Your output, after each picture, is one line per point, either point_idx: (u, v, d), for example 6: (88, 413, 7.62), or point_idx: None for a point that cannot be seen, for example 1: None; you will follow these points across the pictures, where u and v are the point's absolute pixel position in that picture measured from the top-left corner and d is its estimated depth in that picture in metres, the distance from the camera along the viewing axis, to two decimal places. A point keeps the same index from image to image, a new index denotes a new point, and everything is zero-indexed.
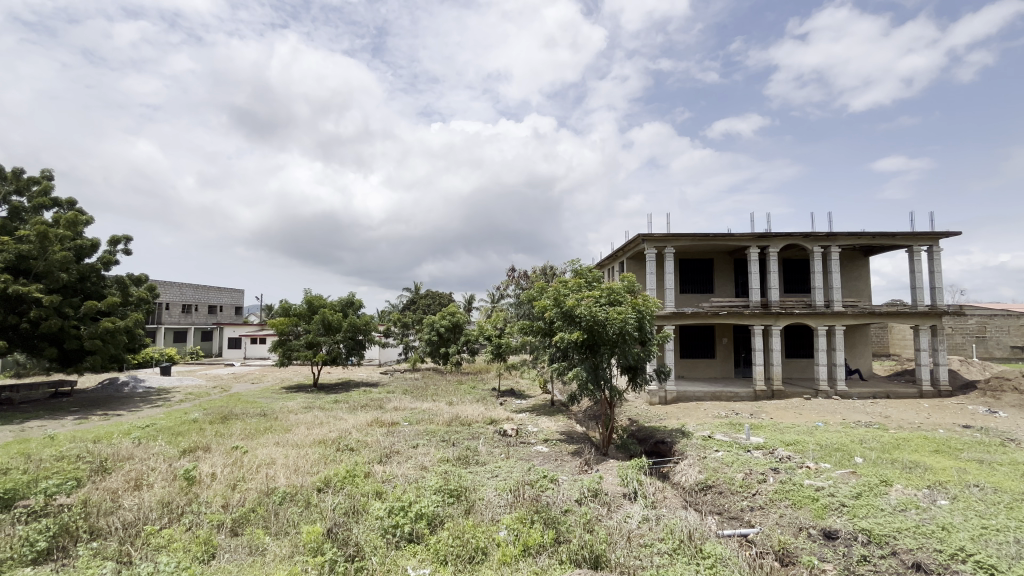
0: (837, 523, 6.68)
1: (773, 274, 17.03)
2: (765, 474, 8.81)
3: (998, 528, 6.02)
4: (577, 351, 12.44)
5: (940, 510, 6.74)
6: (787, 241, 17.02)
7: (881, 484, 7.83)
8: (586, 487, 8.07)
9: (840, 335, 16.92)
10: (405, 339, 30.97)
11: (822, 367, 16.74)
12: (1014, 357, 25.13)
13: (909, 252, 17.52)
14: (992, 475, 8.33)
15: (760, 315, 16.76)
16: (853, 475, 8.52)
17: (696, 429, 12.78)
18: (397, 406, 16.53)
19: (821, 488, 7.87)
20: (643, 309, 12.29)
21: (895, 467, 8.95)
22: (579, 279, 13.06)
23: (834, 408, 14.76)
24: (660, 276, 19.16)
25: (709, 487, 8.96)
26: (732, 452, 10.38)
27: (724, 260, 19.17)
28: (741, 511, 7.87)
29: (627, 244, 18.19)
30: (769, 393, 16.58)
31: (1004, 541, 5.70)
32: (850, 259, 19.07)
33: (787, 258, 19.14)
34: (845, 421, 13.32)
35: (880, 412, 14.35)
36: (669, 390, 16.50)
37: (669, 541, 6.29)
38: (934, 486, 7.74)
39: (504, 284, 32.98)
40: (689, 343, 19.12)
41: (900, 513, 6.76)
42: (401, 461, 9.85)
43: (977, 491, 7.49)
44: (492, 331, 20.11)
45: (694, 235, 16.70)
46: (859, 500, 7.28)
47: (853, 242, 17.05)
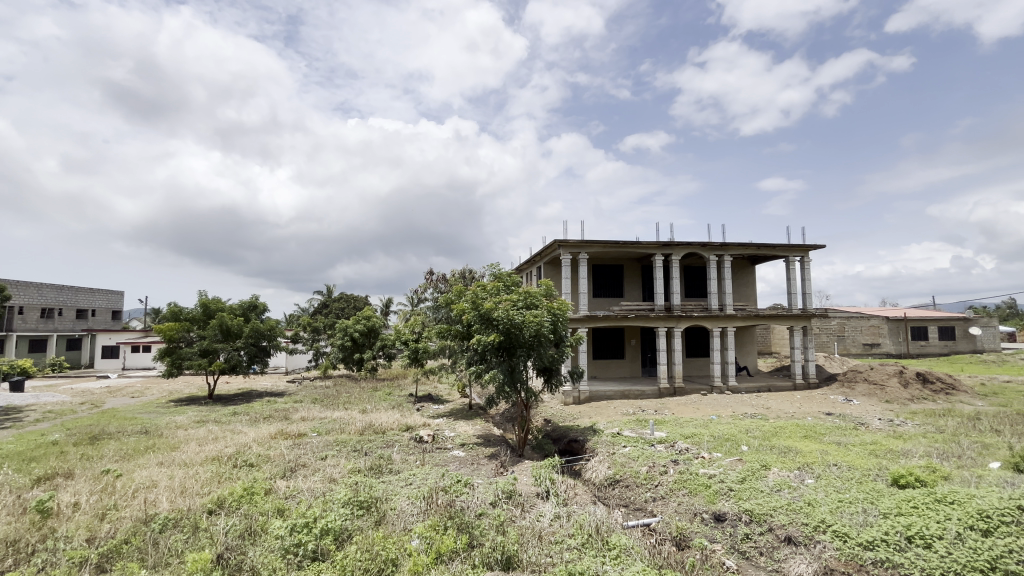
0: (725, 506, 7.38)
1: (675, 280, 18.41)
2: (666, 465, 9.50)
3: (851, 501, 6.96)
4: (494, 354, 12.53)
5: (807, 488, 7.69)
6: (687, 250, 18.50)
7: (761, 468, 8.79)
8: (501, 490, 8.15)
9: (731, 335, 18.71)
10: (316, 345, 29.25)
11: (716, 365, 18.40)
12: (865, 353, 29.49)
13: (787, 262, 19.87)
14: (847, 455, 9.69)
15: (664, 318, 18.05)
16: (739, 462, 9.46)
17: (606, 427, 13.45)
18: (305, 416, 15.53)
19: (713, 476, 8.63)
20: (558, 312, 12.68)
21: (773, 452, 10.09)
22: (497, 283, 13.19)
23: (726, 402, 16.28)
24: (574, 281, 19.95)
25: (617, 481, 9.48)
26: (638, 446, 11.05)
27: (632, 266, 20.43)
28: (645, 502, 8.41)
29: (544, 248, 18.70)
30: (672, 390, 17.89)
31: (854, 511, 6.57)
32: (739, 267, 21.21)
33: (686, 265, 20.88)
34: (735, 413, 14.76)
35: (763, 404, 16.09)
36: (583, 390, 17.20)
37: (578, 537, 6.54)
38: (803, 467, 8.83)
39: (422, 287, 32.42)
40: (601, 344, 20.10)
41: (776, 493, 7.61)
42: (307, 474, 9.24)
43: (836, 469, 8.64)
44: (409, 335, 19.64)
45: (605, 242, 17.61)
46: (744, 483, 8.09)
47: (742, 252, 18.99)
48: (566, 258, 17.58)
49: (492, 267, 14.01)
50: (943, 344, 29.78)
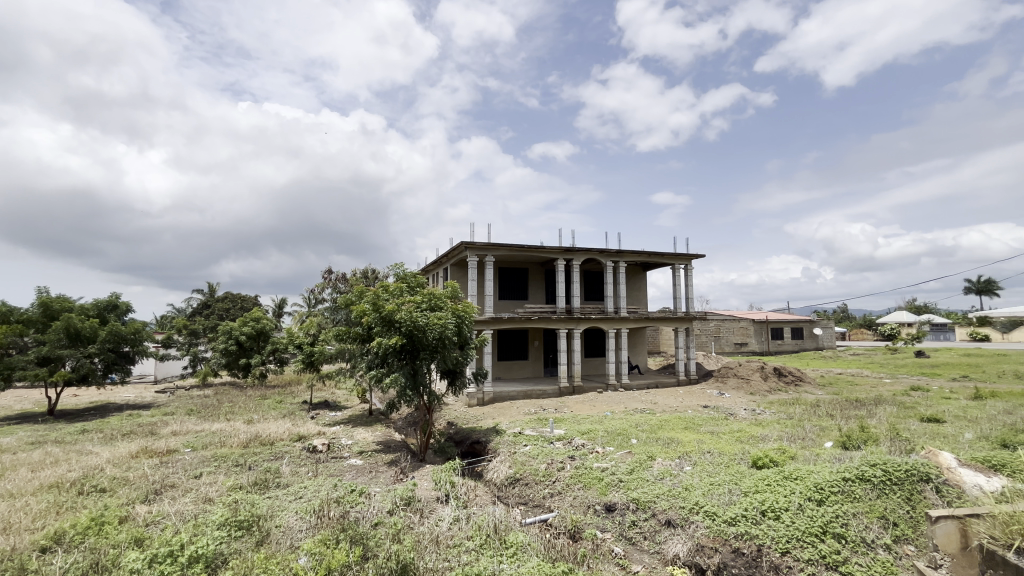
0: (615, 497, 7.89)
1: (575, 284, 19.33)
2: (564, 461, 9.90)
3: (719, 483, 7.80)
4: (396, 357, 12.14)
5: (685, 475, 8.48)
6: (587, 255, 19.53)
7: (647, 459, 9.54)
8: (399, 497, 7.91)
9: (625, 336, 20.09)
10: (193, 350, 26.15)
11: (611, 364, 19.62)
12: (736, 351, 33.36)
13: (673, 269, 21.84)
14: (718, 442, 10.89)
15: (565, 320, 18.86)
16: (629, 455, 10.17)
17: (509, 427, 13.71)
18: (176, 430, 13.76)
19: (605, 468, 9.18)
20: (463, 314, 12.66)
21: (658, 443, 11.01)
22: (400, 283, 12.83)
23: (619, 399, 17.43)
24: (480, 283, 20.05)
25: (517, 480, 9.69)
26: (538, 445, 11.39)
27: (536, 270, 21.07)
28: (543, 499, 8.71)
29: (450, 250, 18.55)
30: (571, 389, 18.73)
31: (722, 492, 7.36)
32: (632, 273, 22.86)
33: (586, 270, 22.04)
34: (626, 409, 15.86)
35: (651, 399, 17.48)
36: (487, 392, 17.34)
37: (476, 538, 6.55)
38: (682, 456, 9.74)
39: (320, 287, 30.49)
40: (506, 346, 20.44)
41: (659, 481, 8.30)
42: (175, 496, 8.19)
43: (709, 456, 9.66)
44: (304, 338, 18.33)
45: (511, 245, 17.96)
46: (632, 474, 8.71)
47: (635, 259, 20.49)
48: (472, 260, 17.62)
49: (396, 268, 13.58)
50: (795, 343, 34.73)
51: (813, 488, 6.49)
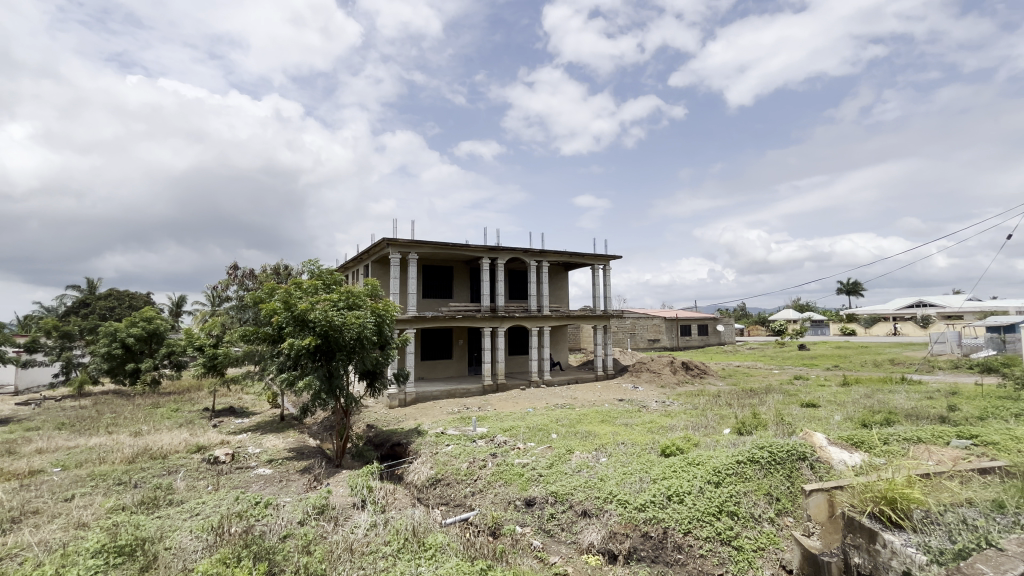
0: (535, 491, 8.07)
1: (500, 283, 19.49)
2: (485, 459, 9.93)
3: (631, 471, 8.24)
4: (310, 359, 11.47)
5: (601, 466, 8.88)
6: (511, 255, 19.76)
7: (566, 452, 9.85)
8: (312, 505, 7.48)
9: (547, 334, 20.60)
10: (67, 355, 22.89)
11: (534, 361, 20.04)
12: (650, 347, 35.51)
13: (592, 270, 22.78)
14: (631, 433, 11.54)
15: (489, 318, 18.94)
16: (548, 449, 10.45)
17: (431, 427, 13.52)
18: (42, 448, 11.93)
19: (526, 464, 9.34)
20: (383, 313, 12.24)
21: (576, 437, 11.43)
22: (315, 281, 12.14)
23: (541, 395, 17.85)
24: (403, 281, 19.54)
25: (438, 481, 9.58)
26: (460, 444, 11.34)
27: (461, 268, 20.96)
28: (464, 498, 8.70)
29: (371, 246, 17.87)
30: (495, 387, 18.85)
31: (633, 480, 7.78)
32: (555, 272, 23.52)
33: (510, 269, 22.30)
34: (547, 404, 16.29)
35: (571, 395, 18.10)
36: (409, 392, 16.95)
37: (394, 543, 6.36)
38: (598, 448, 10.19)
39: (224, 284, 28.02)
40: (429, 345, 20.11)
41: (576, 473, 8.61)
42: (39, 524, 7.09)
43: (623, 446, 10.20)
44: (205, 340, 16.73)
45: (435, 243, 17.68)
46: (551, 468, 8.95)
47: (558, 259, 21.09)
48: (395, 258, 17.11)
49: (311, 264, 12.82)
50: (701, 339, 37.71)
51: (712, 471, 7.05)
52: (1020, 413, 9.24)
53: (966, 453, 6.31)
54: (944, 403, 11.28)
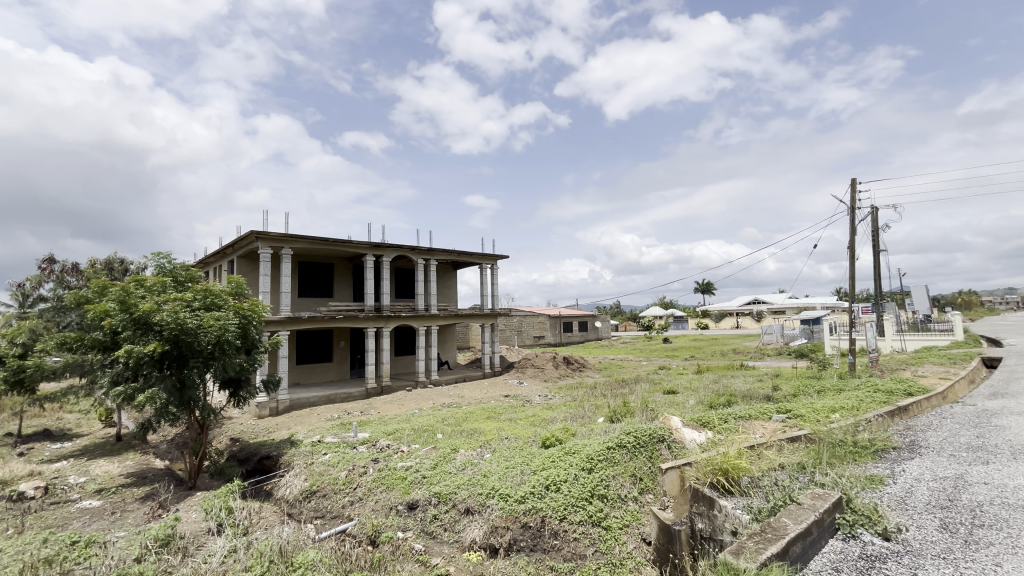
0: (418, 494, 7.91)
1: (385, 281, 18.76)
2: (366, 465, 9.47)
3: (513, 465, 8.44)
4: (154, 367, 9.88)
5: (485, 462, 8.99)
6: (397, 252, 19.12)
7: (450, 452, 9.80)
8: (154, 537, 6.46)
9: (435, 333, 20.31)
10: None
11: (420, 361, 19.63)
12: (535, 343, 36.98)
13: (480, 269, 23.01)
14: (514, 428, 11.90)
15: (373, 318, 18.11)
16: (433, 450, 10.32)
17: (306, 436, 12.53)
18: None
19: (409, 467, 9.09)
20: (249, 314, 11.00)
21: (461, 435, 11.46)
22: (162, 278, 10.51)
23: (428, 396, 17.57)
24: (275, 279, 17.85)
25: (313, 493, 8.92)
26: (339, 451, 10.67)
27: (342, 265, 19.75)
28: (343, 508, 8.24)
29: (236, 240, 16.00)
30: (379, 390, 18.08)
31: (515, 473, 7.97)
32: (443, 271, 23.32)
33: (396, 267, 21.64)
34: (434, 404, 16.09)
35: (458, 393, 18.11)
36: (282, 400, 15.51)
37: (256, 567, 5.74)
38: (482, 445, 10.33)
39: (35, 281, 22.98)
40: (306, 348, 18.63)
41: (460, 471, 8.59)
42: None
43: (507, 441, 10.45)
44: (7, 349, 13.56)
45: (313, 238, 16.41)
46: (435, 469, 8.81)
47: (446, 258, 20.92)
48: (265, 253, 15.51)
49: (158, 257, 11.07)
50: (581, 334, 40.28)
51: (586, 459, 7.48)
52: (821, 390, 11.38)
53: (783, 425, 7.57)
54: (770, 384, 13.43)
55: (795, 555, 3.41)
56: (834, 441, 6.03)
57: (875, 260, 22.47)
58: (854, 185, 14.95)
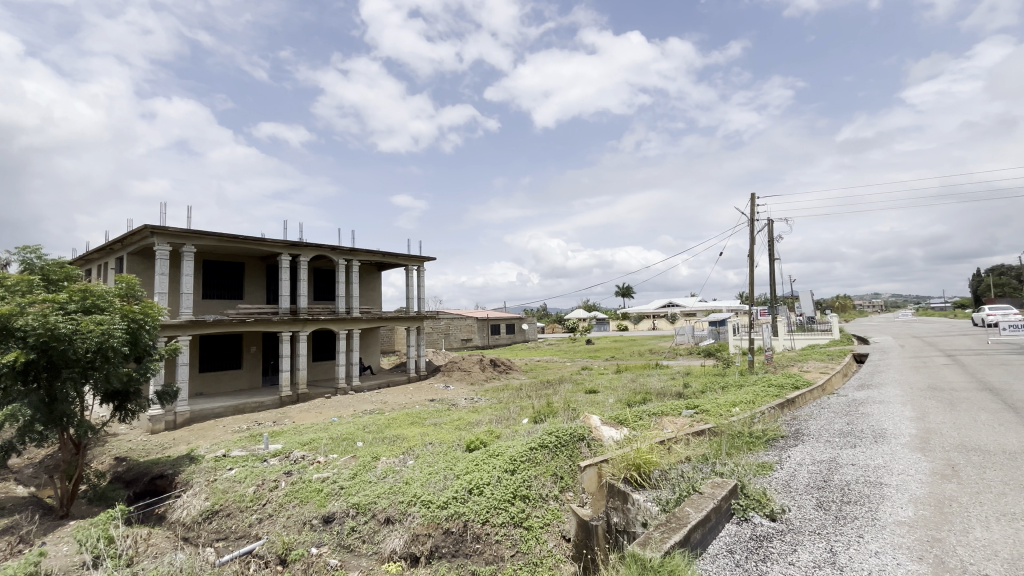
0: (335, 506, 7.50)
1: (302, 282, 17.68)
2: (277, 479, 8.82)
3: (437, 470, 8.26)
4: (16, 380, 8.51)
5: (407, 469, 8.73)
6: (316, 252, 18.11)
7: (371, 460, 9.41)
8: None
9: (357, 337, 19.47)
10: None
11: (341, 366, 18.72)
12: (462, 346, 36.75)
13: (406, 270, 22.45)
14: (439, 432, 11.72)
15: (288, 322, 17.00)
16: (353, 459, 9.86)
17: (209, 450, 11.45)
18: None
19: (326, 478, 8.59)
20: (139, 318, 9.83)
21: (383, 442, 11.07)
22: (28, 276, 9.09)
23: (348, 402, 16.81)
24: (174, 278, 16.17)
25: (215, 513, 8.16)
26: (246, 466, 9.86)
27: (254, 265, 18.34)
28: (249, 528, 7.62)
29: (126, 235, 14.28)
30: (294, 397, 16.99)
31: (438, 478, 7.80)
32: (366, 272, 22.48)
33: (316, 267, 20.50)
34: (355, 411, 15.43)
35: (381, 399, 17.51)
36: (180, 412, 14.07)
37: None
38: (405, 451, 10.05)
39: None
40: (210, 354, 17.06)
41: (381, 480, 8.26)
42: None
43: (430, 447, 10.26)
44: None
45: (219, 235, 15.08)
46: (354, 479, 8.39)
47: (369, 258, 20.16)
48: (161, 250, 14.00)
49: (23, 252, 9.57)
50: (508, 337, 40.69)
51: (509, 460, 7.50)
52: (724, 386, 12.41)
53: (691, 420, 8.12)
54: (681, 381, 14.42)
55: (695, 542, 3.66)
56: (733, 433, 6.57)
57: (770, 267, 24.96)
58: (753, 200, 16.51)
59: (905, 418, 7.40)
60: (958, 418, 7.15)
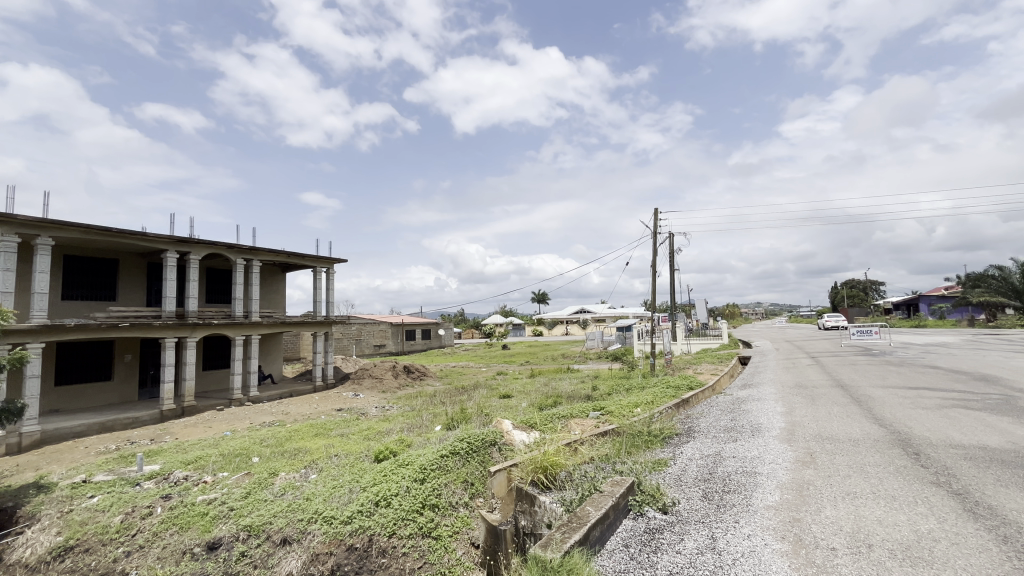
0: (222, 530, 6.80)
1: (191, 283, 15.92)
2: (152, 505, 7.80)
3: (342, 484, 7.78)
4: None
5: (308, 485, 8.15)
6: (209, 250, 16.41)
7: (267, 477, 8.68)
8: None
9: (256, 343, 17.89)
10: None
11: (236, 376, 17.08)
12: (375, 353, 35.33)
13: (314, 273, 21.14)
14: (346, 444, 11.11)
15: (173, 326, 15.20)
16: (246, 477, 9.01)
17: (65, 477, 9.84)
18: None
19: (213, 500, 7.74)
20: None
21: (283, 457, 10.24)
22: None
23: (243, 415, 15.39)
24: (24, 276, 13.77)
25: (70, 550, 7.01)
26: (114, 491, 8.60)
27: (131, 262, 16.19)
28: (114, 564, 6.65)
29: None
30: (178, 411, 15.19)
31: (343, 493, 7.35)
32: (269, 274, 20.83)
33: (208, 266, 18.61)
34: (251, 424, 14.16)
35: (282, 410, 16.26)
36: (28, 433, 11.97)
37: None
38: (307, 465, 9.38)
39: None
40: (71, 364, 14.74)
41: (279, 498, 7.62)
42: None
43: (335, 459, 9.68)
44: None
45: (87, 226, 13.12)
46: (246, 499, 7.64)
47: (272, 259, 18.69)
48: (8, 242, 11.86)
49: None
50: (424, 342, 39.90)
51: (419, 469, 7.30)
52: (629, 388, 13.16)
53: (597, 421, 8.51)
54: (589, 385, 15.07)
55: (594, 539, 3.81)
56: (634, 433, 6.97)
57: (670, 277, 27.05)
58: (656, 215, 17.87)
59: (777, 413, 8.36)
60: (817, 412, 8.23)
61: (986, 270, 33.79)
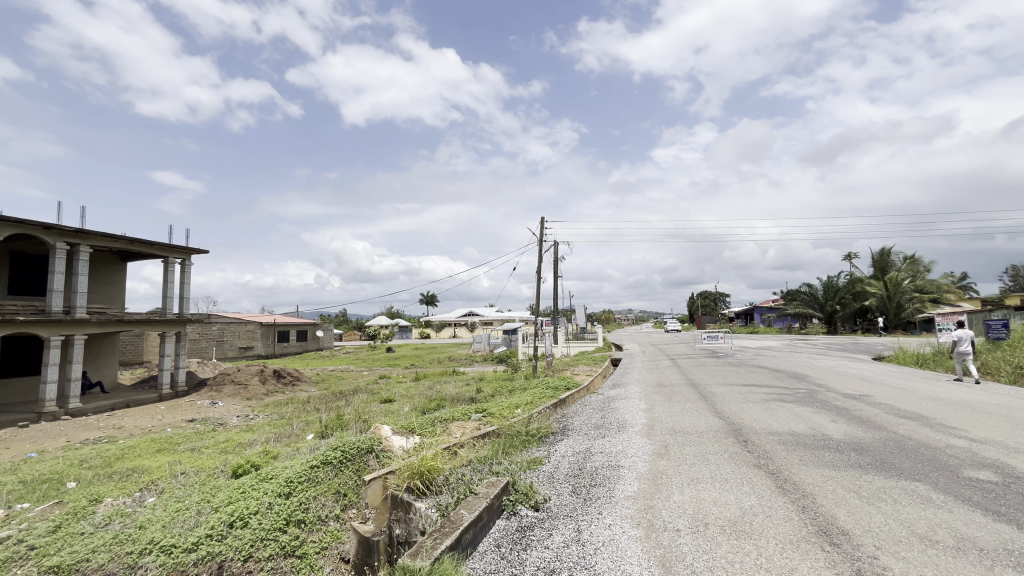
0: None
1: None
2: None
3: (187, 507, 6.77)
4: None
5: (143, 510, 6.96)
6: (16, 230, 13.35)
7: (87, 505, 7.23)
8: None
9: (80, 345, 14.91)
10: None
11: (50, 384, 14.03)
12: (239, 356, 31.70)
13: (165, 264, 18.35)
14: (196, 460, 9.71)
15: None
16: (56, 507, 7.41)
17: None
18: None
19: (4, 540, 6.21)
20: None
21: (110, 480, 8.62)
22: None
23: (57, 432, 12.69)
24: None
25: None
26: None
27: None
28: None
29: None
30: None
31: (187, 517, 6.39)
32: (104, 262, 17.62)
33: (15, 250, 15.17)
34: (68, 443, 11.72)
35: (113, 424, 13.74)
36: None
37: None
38: (144, 487, 8.03)
39: None
40: None
41: (101, 530, 6.38)
42: None
43: (181, 478, 8.41)
44: None
45: None
46: (55, 534, 6.27)
47: (108, 245, 15.82)
48: None
49: None
50: (299, 344, 36.91)
51: (284, 483, 6.67)
52: (512, 389, 13.53)
53: (478, 423, 8.56)
54: (474, 387, 15.18)
55: (467, 542, 3.81)
56: (512, 433, 7.17)
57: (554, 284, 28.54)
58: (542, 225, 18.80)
59: (640, 410, 9.21)
60: (673, 408, 9.23)
61: (799, 287, 40.95)
